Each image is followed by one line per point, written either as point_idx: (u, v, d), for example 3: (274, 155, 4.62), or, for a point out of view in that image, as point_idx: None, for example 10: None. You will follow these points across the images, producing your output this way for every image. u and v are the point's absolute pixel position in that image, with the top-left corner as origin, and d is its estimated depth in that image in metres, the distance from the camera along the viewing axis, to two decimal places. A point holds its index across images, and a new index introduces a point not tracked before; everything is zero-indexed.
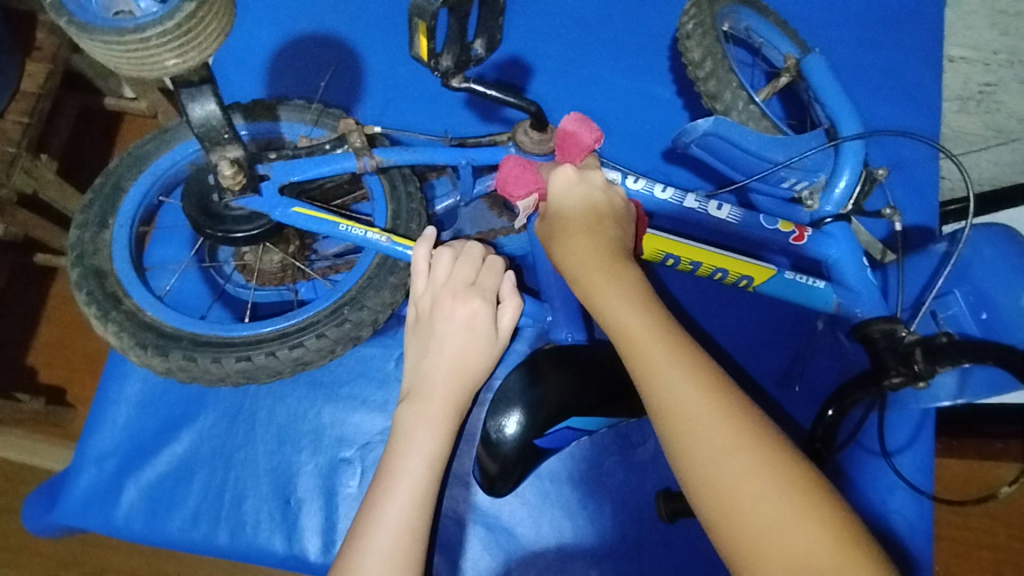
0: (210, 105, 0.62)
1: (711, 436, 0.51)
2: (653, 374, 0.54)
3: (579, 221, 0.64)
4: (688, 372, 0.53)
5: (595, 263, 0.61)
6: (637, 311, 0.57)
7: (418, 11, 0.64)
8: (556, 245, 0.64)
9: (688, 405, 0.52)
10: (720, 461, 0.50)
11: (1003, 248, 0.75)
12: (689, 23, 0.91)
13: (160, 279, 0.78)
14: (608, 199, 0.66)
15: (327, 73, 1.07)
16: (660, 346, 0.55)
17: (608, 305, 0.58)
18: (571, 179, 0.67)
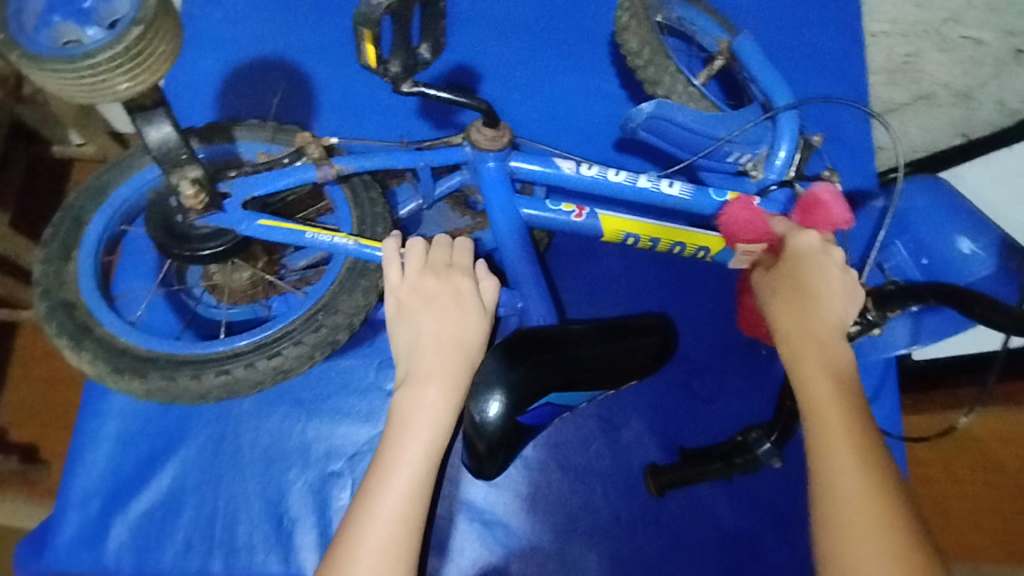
0: (166, 128, 0.64)
1: (861, 513, 0.53)
2: (828, 447, 0.56)
3: (801, 283, 0.66)
4: (859, 451, 0.55)
5: (801, 324, 0.64)
6: (839, 383, 0.60)
7: (363, 20, 0.66)
8: (771, 304, 0.68)
9: (844, 479, 0.54)
10: (858, 534, 0.52)
11: (933, 197, 0.81)
12: (624, 15, 0.93)
13: (129, 307, 0.77)
14: (813, 267, 0.67)
15: (280, 91, 1.09)
16: (842, 418, 0.57)
17: (808, 366, 0.61)
18: (818, 245, 0.68)
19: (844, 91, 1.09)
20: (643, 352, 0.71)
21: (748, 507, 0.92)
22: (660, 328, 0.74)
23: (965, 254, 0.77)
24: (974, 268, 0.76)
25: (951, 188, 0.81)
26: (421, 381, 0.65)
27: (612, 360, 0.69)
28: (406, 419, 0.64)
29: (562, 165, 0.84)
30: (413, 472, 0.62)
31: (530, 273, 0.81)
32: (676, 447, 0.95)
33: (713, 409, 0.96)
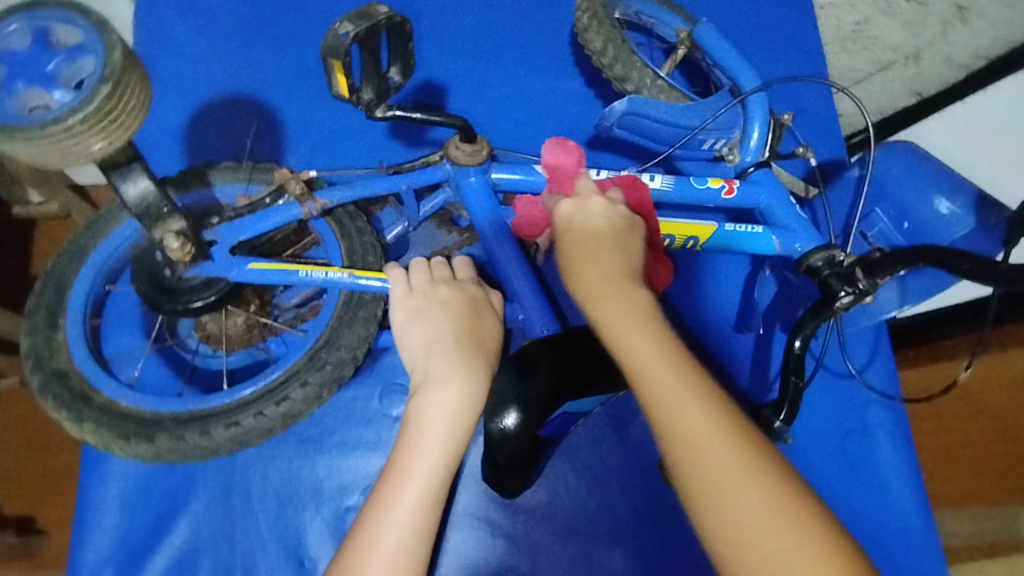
0: (143, 182, 0.62)
1: (713, 449, 0.49)
2: (661, 396, 0.52)
3: (591, 250, 0.65)
4: (695, 391, 0.52)
5: (615, 279, 0.62)
6: (651, 336, 0.56)
7: (331, 51, 0.65)
8: (578, 269, 0.64)
9: (682, 423, 0.51)
10: (713, 465, 0.49)
11: (907, 162, 0.83)
12: (584, 17, 0.96)
13: (125, 366, 0.75)
14: (629, 227, 0.69)
15: (252, 129, 1.10)
16: (665, 367, 0.54)
17: (619, 330, 0.57)
18: (571, 211, 0.72)
19: (807, 63, 1.11)
20: None
21: None
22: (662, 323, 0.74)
23: (944, 214, 0.79)
24: (954, 229, 0.78)
25: (919, 150, 0.84)
26: (431, 388, 0.65)
27: (620, 360, 0.69)
28: (417, 431, 0.63)
29: (543, 172, 0.85)
30: (427, 480, 0.61)
31: (527, 283, 0.80)
32: None
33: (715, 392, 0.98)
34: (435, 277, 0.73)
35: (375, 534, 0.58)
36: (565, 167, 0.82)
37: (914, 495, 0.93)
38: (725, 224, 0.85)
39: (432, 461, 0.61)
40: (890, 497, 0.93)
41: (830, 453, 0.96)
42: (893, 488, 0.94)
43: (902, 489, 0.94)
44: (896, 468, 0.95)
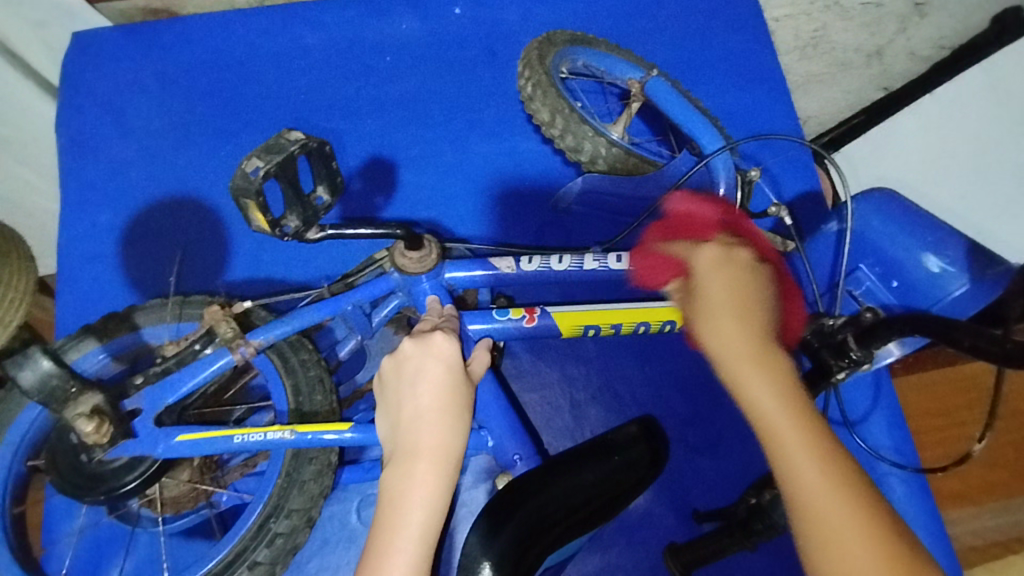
0: (42, 365, 0.55)
1: (851, 547, 0.48)
2: (800, 479, 0.50)
3: (727, 299, 0.61)
4: (832, 479, 0.50)
5: (748, 348, 0.57)
6: (791, 404, 0.54)
7: (242, 192, 0.59)
8: (702, 326, 0.60)
9: (831, 514, 0.49)
10: (849, 559, 0.48)
11: (887, 213, 0.76)
12: (528, 84, 0.90)
13: (53, 561, 0.68)
14: (756, 279, 0.63)
15: (176, 264, 0.99)
16: (808, 448, 0.51)
17: (753, 390, 0.55)
18: (716, 260, 0.64)
19: (769, 109, 1.08)
20: (631, 473, 0.64)
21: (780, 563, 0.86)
22: (641, 436, 0.67)
23: (934, 272, 0.73)
24: (950, 286, 0.72)
25: (899, 197, 0.77)
26: (408, 460, 0.57)
27: (601, 492, 0.62)
28: (397, 514, 0.55)
29: (500, 265, 0.79)
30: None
31: (495, 404, 0.71)
32: (688, 510, 0.90)
33: (713, 462, 0.92)
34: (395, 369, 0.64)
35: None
36: (694, 214, 0.73)
37: (940, 545, 0.86)
38: None
39: (412, 549, 0.54)
40: None
41: None
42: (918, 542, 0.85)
43: (926, 542, 0.86)
44: (916, 519, 0.87)
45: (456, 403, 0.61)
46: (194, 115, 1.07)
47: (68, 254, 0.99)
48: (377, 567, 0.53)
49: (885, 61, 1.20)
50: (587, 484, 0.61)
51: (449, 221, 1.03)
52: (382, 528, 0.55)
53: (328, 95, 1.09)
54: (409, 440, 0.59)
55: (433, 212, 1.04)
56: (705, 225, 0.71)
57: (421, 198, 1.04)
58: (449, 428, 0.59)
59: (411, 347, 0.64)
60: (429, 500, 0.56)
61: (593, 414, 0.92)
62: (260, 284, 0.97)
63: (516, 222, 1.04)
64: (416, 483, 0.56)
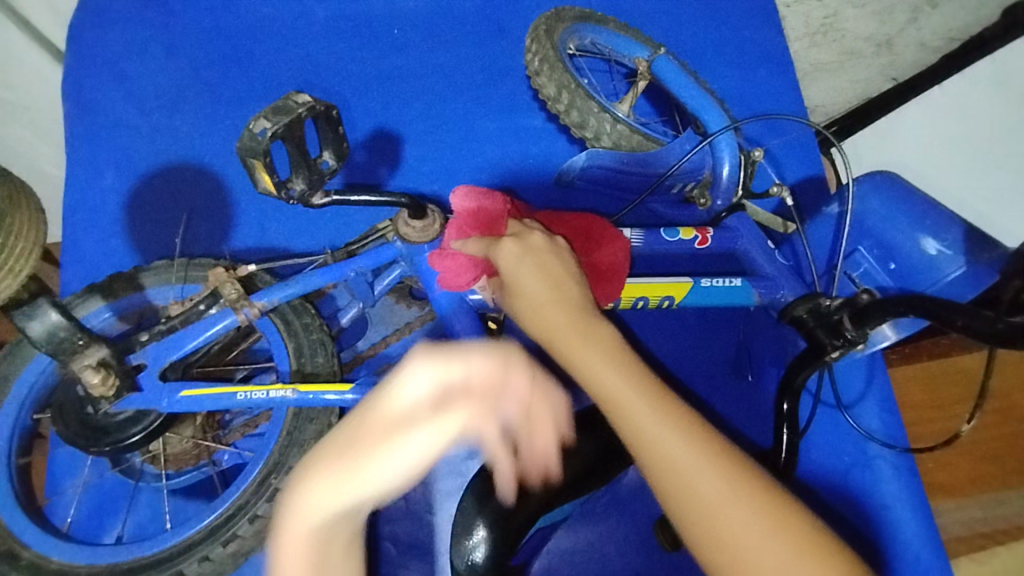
0: (51, 317, 0.56)
1: (690, 472, 0.49)
2: (633, 423, 0.52)
3: (539, 290, 0.62)
4: (663, 414, 0.52)
5: (569, 323, 0.59)
6: (615, 361, 0.55)
7: (249, 152, 0.59)
8: (528, 312, 0.61)
9: (666, 447, 0.51)
10: (701, 503, 0.49)
11: (886, 196, 0.77)
12: (534, 59, 0.90)
13: (59, 511, 0.70)
14: (562, 263, 0.64)
15: (180, 227, 0.99)
16: (635, 395, 0.53)
17: (580, 358, 0.56)
18: (516, 254, 0.65)
19: (775, 93, 1.07)
20: (627, 442, 0.65)
21: None
22: None
23: (932, 255, 0.74)
24: (946, 269, 0.73)
25: (898, 181, 0.78)
26: None
27: (593, 458, 0.63)
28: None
29: None
30: None
31: None
32: None
33: None
34: None
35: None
36: (476, 209, 0.71)
37: (925, 528, 0.88)
38: (700, 280, 0.80)
39: None
40: (900, 535, 0.87)
41: (834, 492, 0.89)
42: (903, 524, 0.88)
43: (910, 525, 0.88)
44: (903, 502, 0.89)
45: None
46: (201, 83, 1.07)
47: (72, 215, 1.00)
48: None
49: (893, 51, 1.17)
50: (581, 452, 0.63)
51: (451, 196, 1.04)
52: None
53: (334, 67, 1.09)
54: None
55: (436, 186, 1.04)
56: (492, 219, 0.71)
57: (424, 171, 1.05)
58: None
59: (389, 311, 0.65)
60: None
61: (590, 389, 0.94)
62: (263, 252, 0.98)
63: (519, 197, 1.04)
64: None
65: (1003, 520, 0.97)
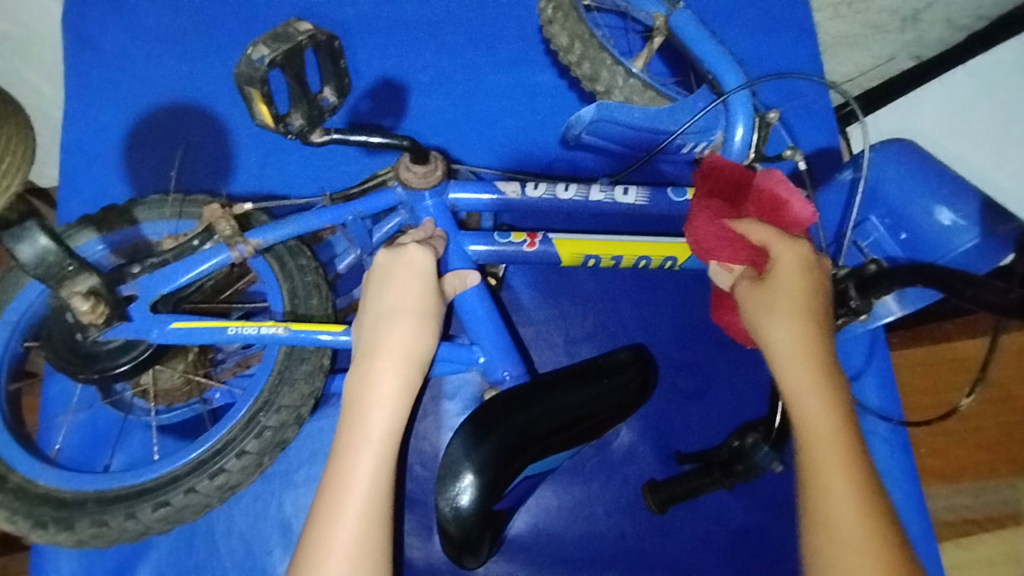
0: (40, 241, 0.54)
1: (836, 483, 0.56)
2: (826, 477, 0.57)
3: (795, 296, 0.63)
4: (856, 482, 0.56)
5: (793, 301, 0.63)
6: (828, 405, 0.60)
7: (246, 80, 0.57)
8: (766, 334, 0.64)
9: (829, 460, 0.58)
10: (837, 502, 0.56)
11: (903, 164, 0.75)
12: (548, 8, 0.88)
13: (48, 438, 0.70)
14: (818, 269, 0.65)
15: (176, 164, 0.98)
16: (809, 375, 0.61)
17: (805, 408, 0.60)
18: (797, 262, 0.64)
19: (796, 55, 1.03)
20: (620, 397, 0.65)
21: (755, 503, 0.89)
22: (632, 363, 0.67)
23: (946, 226, 0.71)
24: (958, 240, 0.71)
25: (917, 149, 0.76)
26: (367, 362, 0.58)
27: (588, 412, 0.63)
28: (363, 411, 0.56)
29: (506, 189, 0.78)
30: (371, 485, 0.54)
31: (492, 328, 0.70)
32: (671, 451, 0.91)
33: (702, 407, 0.92)
34: (371, 276, 0.63)
35: (320, 551, 0.52)
36: (787, 202, 0.67)
37: (915, 507, 0.88)
38: None
39: (375, 461, 0.55)
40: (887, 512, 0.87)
41: None
42: (891, 501, 0.88)
43: (899, 503, 0.88)
44: (893, 479, 0.89)
45: (426, 309, 0.61)
46: (206, 20, 1.04)
47: (70, 150, 0.98)
48: (341, 466, 0.55)
49: (920, 28, 1.07)
50: (575, 407, 0.62)
51: (456, 150, 1.01)
52: (346, 428, 0.56)
53: (342, 11, 1.05)
54: (371, 342, 0.59)
55: (440, 139, 1.02)
56: (791, 222, 0.67)
57: (430, 123, 1.02)
58: (416, 334, 0.60)
59: (383, 256, 0.63)
60: (390, 400, 0.57)
61: (586, 351, 0.93)
62: (262, 196, 0.96)
63: (524, 154, 1.02)
64: (378, 381, 0.57)
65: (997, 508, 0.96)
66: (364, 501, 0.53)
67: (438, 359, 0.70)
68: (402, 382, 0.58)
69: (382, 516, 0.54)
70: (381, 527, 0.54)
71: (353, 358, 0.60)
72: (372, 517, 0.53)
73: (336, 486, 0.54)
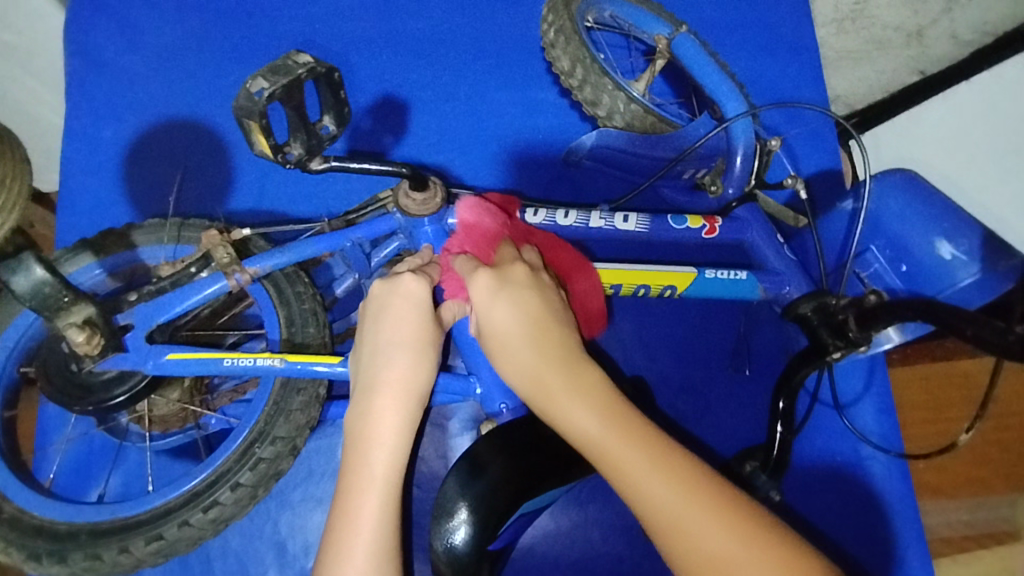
0: (35, 272, 0.54)
1: (642, 483, 0.51)
2: (631, 477, 0.52)
3: (516, 321, 0.60)
4: (660, 469, 0.52)
5: (524, 309, 0.60)
6: (599, 412, 0.55)
7: (245, 112, 0.57)
8: (499, 354, 0.60)
9: (625, 460, 0.52)
10: (653, 497, 0.51)
11: (904, 197, 0.75)
12: (551, 30, 0.88)
13: (44, 466, 0.70)
14: (539, 295, 0.61)
15: (174, 183, 0.98)
16: (551, 367, 0.57)
17: (563, 408, 0.56)
18: (492, 282, 0.62)
19: (797, 78, 1.03)
20: None
21: None
22: None
23: (946, 259, 0.71)
24: (958, 275, 0.70)
25: (916, 179, 0.76)
26: (366, 398, 0.58)
27: (588, 447, 0.62)
28: (364, 449, 0.56)
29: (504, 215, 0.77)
30: (373, 525, 0.53)
31: (489, 359, 0.70)
32: None
33: None
34: (368, 309, 0.63)
35: None
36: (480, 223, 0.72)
37: (917, 536, 0.87)
38: (704, 271, 0.78)
39: (377, 498, 0.54)
40: (893, 538, 0.86)
41: (828, 493, 0.88)
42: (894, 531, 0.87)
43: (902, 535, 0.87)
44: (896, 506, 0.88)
45: (425, 342, 0.61)
46: (205, 36, 1.04)
47: (71, 168, 0.98)
48: (344, 504, 0.54)
49: (925, 43, 1.07)
50: (576, 442, 0.61)
51: (457, 169, 1.01)
52: (348, 465, 0.56)
53: (340, 26, 1.05)
54: (370, 377, 0.59)
55: (441, 158, 1.01)
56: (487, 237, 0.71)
57: (431, 142, 1.02)
58: (415, 369, 0.59)
59: (379, 287, 0.63)
60: (389, 437, 0.56)
61: None
62: (262, 214, 0.96)
63: (523, 174, 1.01)
64: (378, 418, 0.57)
65: (1007, 537, 0.96)
66: (368, 541, 0.53)
67: (437, 389, 0.70)
68: (405, 418, 0.57)
69: (389, 553, 0.53)
70: (388, 568, 0.53)
71: (352, 394, 0.59)
72: (379, 556, 0.53)
73: (339, 525, 0.53)
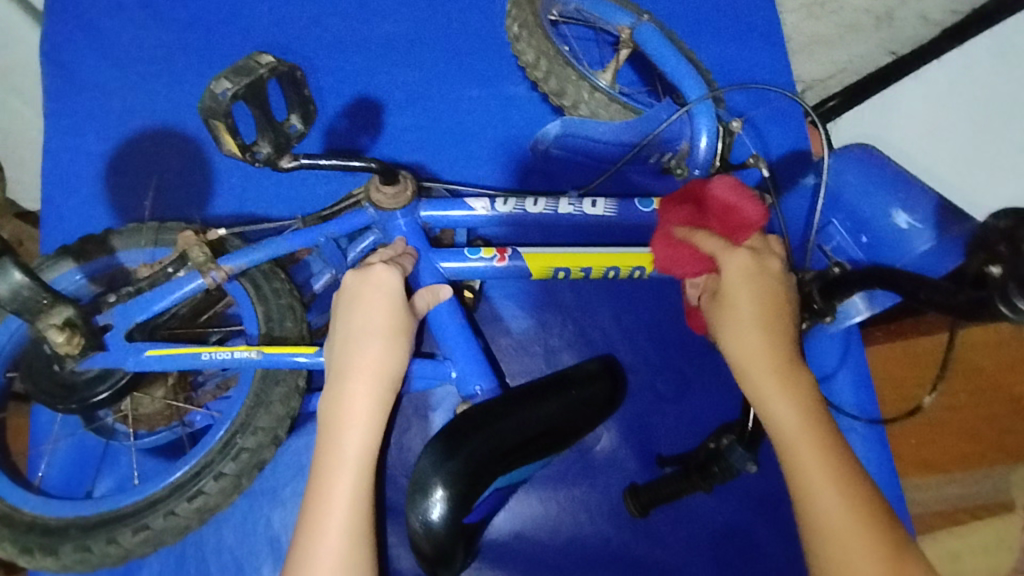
0: (15, 276, 0.56)
1: (774, 404, 0.62)
2: (766, 395, 0.62)
3: (751, 311, 0.65)
4: (794, 396, 0.62)
5: (742, 271, 0.67)
6: (766, 331, 0.64)
7: (210, 113, 0.59)
8: (724, 335, 0.66)
9: (765, 379, 0.63)
10: (784, 422, 0.61)
11: (862, 170, 0.77)
12: (514, 25, 0.90)
13: (34, 466, 0.71)
14: (776, 276, 0.67)
15: (151, 189, 0.99)
16: (753, 293, 0.66)
17: (735, 333, 0.65)
18: (747, 269, 0.66)
19: (762, 61, 1.05)
20: (592, 407, 0.67)
21: (736, 502, 0.91)
22: (601, 373, 0.69)
23: (903, 229, 0.73)
24: (915, 242, 0.72)
25: (877, 154, 0.78)
26: (340, 383, 0.60)
27: (560, 422, 0.64)
28: (339, 432, 0.58)
29: (476, 206, 0.80)
30: (348, 504, 0.56)
31: (464, 344, 0.72)
32: (653, 455, 0.92)
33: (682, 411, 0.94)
34: (340, 299, 0.65)
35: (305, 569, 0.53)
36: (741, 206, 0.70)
37: (895, 503, 0.89)
38: None
39: (353, 479, 0.56)
40: None
41: None
42: None
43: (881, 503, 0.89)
44: (873, 475, 0.90)
45: (396, 328, 0.63)
46: (183, 46, 1.06)
47: (53, 179, 1.00)
48: (319, 486, 0.56)
49: (896, 25, 1.09)
50: (548, 418, 0.64)
51: (433, 165, 1.03)
52: (324, 448, 0.58)
53: (315, 31, 1.07)
54: (342, 363, 0.61)
55: (418, 155, 1.03)
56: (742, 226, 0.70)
57: (408, 140, 1.04)
58: (387, 354, 0.61)
59: (351, 277, 0.65)
60: (363, 419, 0.58)
61: (565, 359, 0.94)
62: (242, 216, 0.98)
63: (497, 166, 1.03)
64: (352, 401, 0.59)
65: None
66: (345, 519, 0.55)
67: (414, 375, 0.72)
68: (378, 402, 0.59)
69: (366, 531, 0.55)
70: (364, 545, 0.55)
71: (326, 380, 0.61)
72: (355, 533, 0.55)
73: (317, 505, 0.55)
